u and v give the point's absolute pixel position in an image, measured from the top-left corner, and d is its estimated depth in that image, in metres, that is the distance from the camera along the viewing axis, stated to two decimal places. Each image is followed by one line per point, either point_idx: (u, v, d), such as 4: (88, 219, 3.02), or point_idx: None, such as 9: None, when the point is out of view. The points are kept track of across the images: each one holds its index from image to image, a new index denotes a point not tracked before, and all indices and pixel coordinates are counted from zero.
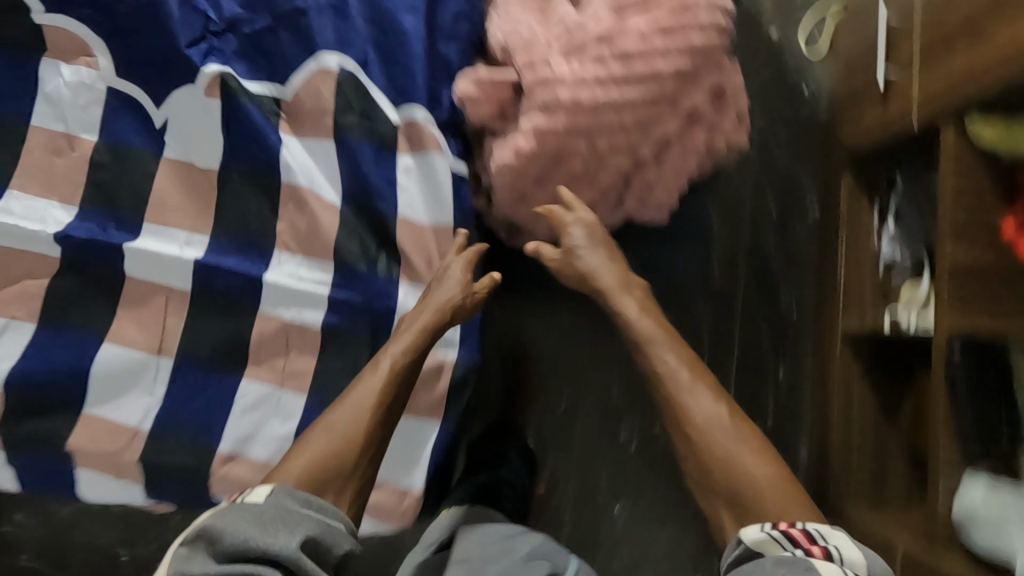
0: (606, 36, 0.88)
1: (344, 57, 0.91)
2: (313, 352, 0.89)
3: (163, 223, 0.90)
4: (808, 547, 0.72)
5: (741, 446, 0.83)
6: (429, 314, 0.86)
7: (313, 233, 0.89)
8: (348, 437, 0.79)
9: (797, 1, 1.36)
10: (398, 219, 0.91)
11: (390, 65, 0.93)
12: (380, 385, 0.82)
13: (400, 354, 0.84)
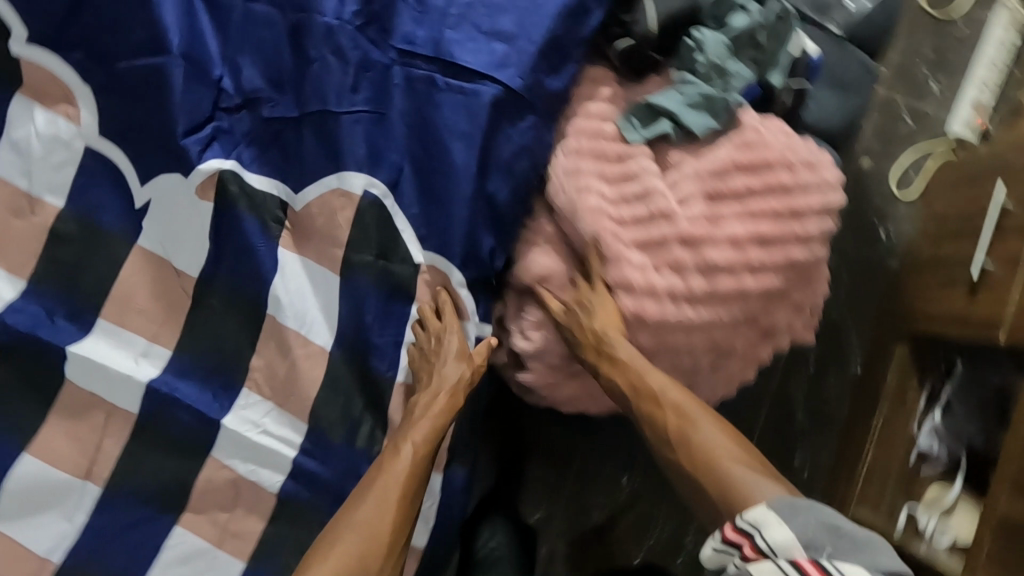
0: (693, 239, 0.73)
1: (372, 180, 0.76)
2: (262, 515, 0.76)
3: (122, 326, 0.76)
4: (744, 550, 0.60)
5: (752, 469, 0.66)
6: (447, 399, 0.74)
7: (291, 381, 0.76)
8: (371, 538, 0.66)
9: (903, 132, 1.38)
10: (395, 382, 0.78)
11: (428, 195, 0.77)
12: (404, 475, 0.70)
13: (424, 441, 0.72)
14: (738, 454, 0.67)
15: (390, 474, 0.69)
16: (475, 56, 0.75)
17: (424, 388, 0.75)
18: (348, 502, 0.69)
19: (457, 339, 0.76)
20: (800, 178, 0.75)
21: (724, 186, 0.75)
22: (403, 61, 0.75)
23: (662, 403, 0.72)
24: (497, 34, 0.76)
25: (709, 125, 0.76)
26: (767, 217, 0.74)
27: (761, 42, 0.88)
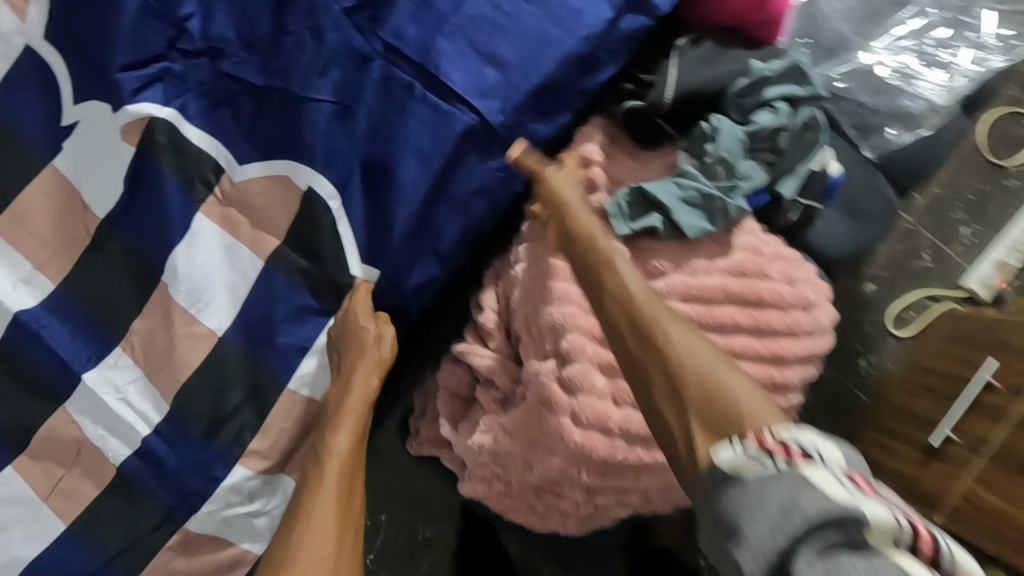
0: None
1: (318, 177, 0.70)
2: (100, 480, 0.72)
3: (9, 243, 0.69)
4: (790, 456, 0.49)
5: (693, 337, 0.59)
6: (375, 380, 0.71)
7: (166, 355, 0.72)
8: (318, 555, 0.60)
9: (919, 269, 1.43)
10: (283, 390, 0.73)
11: (374, 208, 0.71)
12: (337, 482, 0.66)
13: (349, 441, 0.69)
14: (701, 349, 0.58)
15: (325, 486, 0.66)
16: (462, 77, 0.67)
17: (339, 376, 0.72)
18: (283, 526, 0.63)
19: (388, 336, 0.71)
20: (775, 307, 0.71)
21: (708, 315, 0.69)
22: (389, 57, 0.68)
23: (629, 293, 0.63)
24: (496, 59, 0.68)
25: (695, 229, 0.70)
26: (746, 358, 0.70)
27: (780, 147, 0.76)
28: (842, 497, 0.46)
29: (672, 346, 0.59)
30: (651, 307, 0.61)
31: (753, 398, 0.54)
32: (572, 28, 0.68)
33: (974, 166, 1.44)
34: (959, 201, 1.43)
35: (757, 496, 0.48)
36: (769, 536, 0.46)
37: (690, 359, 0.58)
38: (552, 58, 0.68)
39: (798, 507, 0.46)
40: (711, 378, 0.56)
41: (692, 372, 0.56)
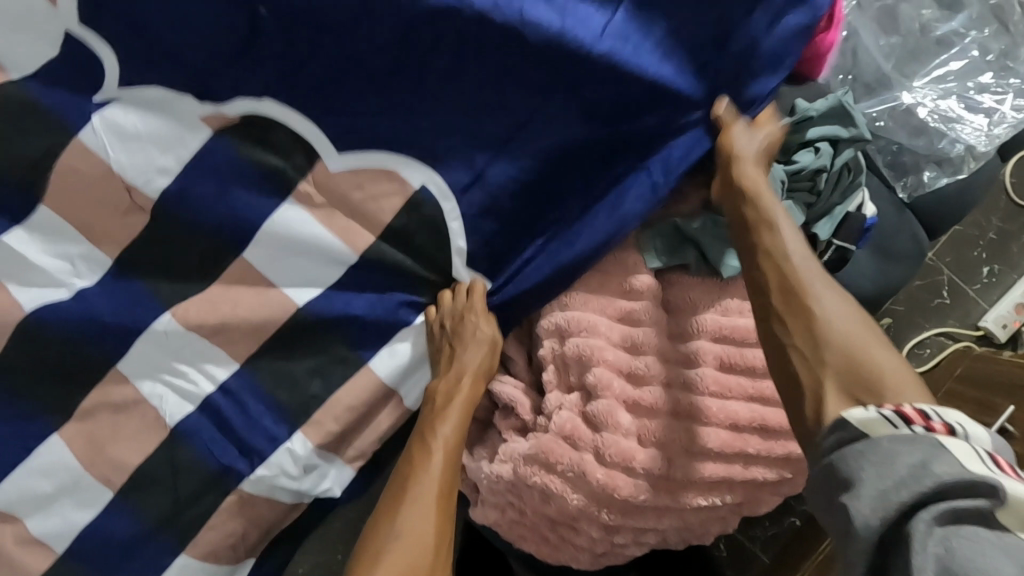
0: (691, 415, 0.66)
1: (431, 176, 0.68)
2: (114, 477, 0.69)
3: (59, 222, 0.67)
4: (932, 427, 0.48)
5: (852, 310, 0.58)
6: (471, 381, 0.69)
7: (198, 354, 0.69)
8: (415, 546, 0.62)
9: (933, 305, 1.41)
10: (364, 367, 0.71)
11: (411, 222, 0.69)
12: (439, 479, 0.66)
13: (454, 433, 0.68)
14: (854, 319, 0.58)
15: (425, 481, 0.66)
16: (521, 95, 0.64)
17: (447, 373, 0.70)
18: (387, 505, 0.66)
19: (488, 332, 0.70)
20: None
21: (739, 356, 0.67)
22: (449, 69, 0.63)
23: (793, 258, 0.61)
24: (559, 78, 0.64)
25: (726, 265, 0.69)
26: (774, 404, 0.67)
27: (820, 188, 0.75)
28: (980, 469, 0.44)
29: (820, 307, 0.58)
30: (811, 271, 0.60)
31: (902, 375, 0.53)
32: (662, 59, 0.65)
33: (997, 205, 1.42)
34: (981, 240, 1.42)
35: (884, 457, 0.47)
36: (890, 491, 0.45)
37: (840, 327, 0.57)
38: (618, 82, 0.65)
39: (930, 470, 0.44)
40: (856, 347, 0.55)
41: (833, 328, 0.57)
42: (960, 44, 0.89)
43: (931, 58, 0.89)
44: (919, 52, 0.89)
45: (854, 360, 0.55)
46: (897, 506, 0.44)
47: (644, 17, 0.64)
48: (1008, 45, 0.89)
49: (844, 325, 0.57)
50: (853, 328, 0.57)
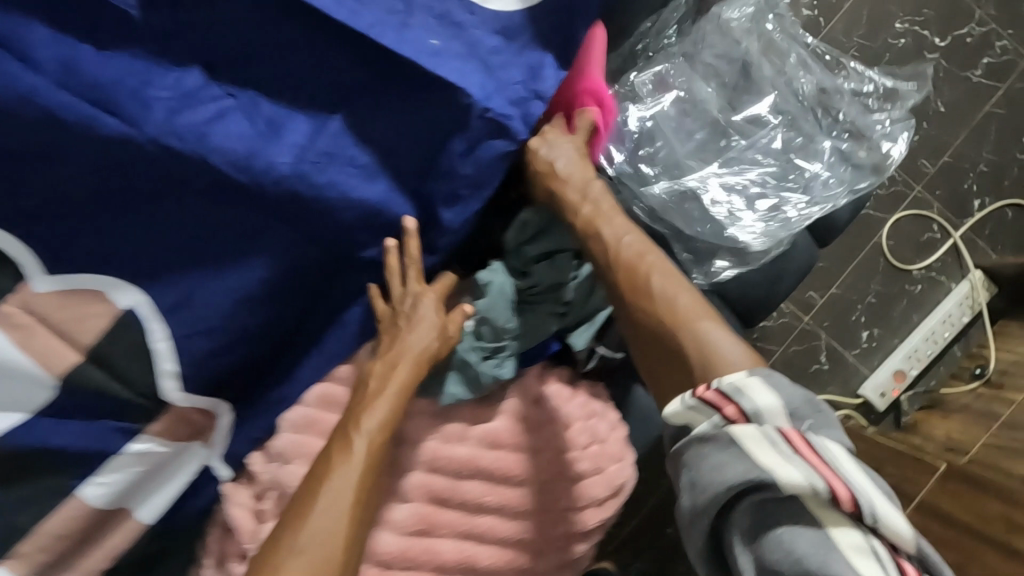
0: (394, 556, 0.64)
1: (144, 299, 0.65)
2: None
3: None
4: (726, 415, 0.53)
5: (676, 295, 0.65)
6: (410, 368, 0.67)
7: None
8: (320, 563, 0.58)
9: (810, 373, 1.37)
10: (71, 496, 0.67)
11: (120, 344, 0.65)
12: (358, 481, 0.62)
13: (382, 427, 0.64)
14: (683, 301, 0.65)
15: (341, 482, 0.61)
16: (227, 222, 0.64)
17: (383, 356, 0.67)
18: (291, 516, 0.60)
19: (433, 309, 0.68)
20: (542, 492, 0.68)
21: (452, 492, 0.66)
22: (151, 197, 0.62)
23: (617, 256, 0.69)
24: (262, 202, 0.64)
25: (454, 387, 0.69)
26: (495, 540, 0.67)
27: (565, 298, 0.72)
28: (766, 462, 0.48)
29: (655, 297, 0.65)
30: (626, 268, 0.69)
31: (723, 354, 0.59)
32: (372, 183, 0.67)
33: (876, 268, 1.38)
34: (861, 304, 1.38)
35: (694, 461, 0.53)
36: (696, 499, 0.51)
37: (666, 308, 0.64)
38: (326, 208, 0.65)
39: (722, 476, 0.50)
40: (680, 334, 0.62)
41: (660, 334, 0.63)
42: (760, 131, 0.87)
43: (722, 147, 0.86)
44: (709, 138, 0.87)
45: (677, 352, 0.62)
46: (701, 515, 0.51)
47: (354, 138, 0.66)
48: (805, 137, 0.89)
49: (675, 315, 0.64)
50: (683, 313, 0.63)
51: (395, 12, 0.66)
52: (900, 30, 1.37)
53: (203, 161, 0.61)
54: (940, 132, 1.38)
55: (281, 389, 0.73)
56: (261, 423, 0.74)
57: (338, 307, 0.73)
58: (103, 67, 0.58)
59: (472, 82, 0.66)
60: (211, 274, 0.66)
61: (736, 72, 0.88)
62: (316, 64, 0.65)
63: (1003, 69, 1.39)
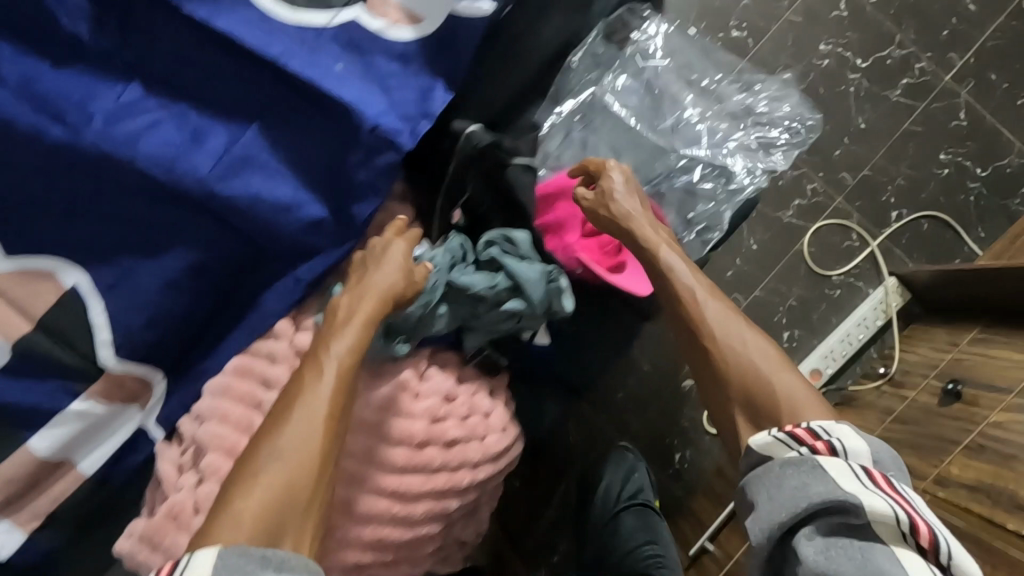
0: None
1: (86, 276, 0.76)
2: None
3: None
4: (816, 448, 0.71)
5: (759, 345, 0.83)
6: (374, 301, 0.75)
7: None
8: (292, 472, 0.66)
9: None
10: (20, 447, 0.78)
11: (62, 317, 0.76)
12: (328, 397, 0.70)
13: (348, 353, 0.72)
14: (767, 352, 0.83)
15: (312, 398, 0.69)
16: (158, 216, 0.76)
17: (352, 289, 0.76)
18: (268, 429, 0.69)
19: (400, 253, 0.78)
20: (417, 458, 0.77)
21: None
22: (95, 192, 0.74)
23: (709, 318, 0.85)
24: (186, 199, 0.75)
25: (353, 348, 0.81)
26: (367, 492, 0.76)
27: (483, 308, 0.81)
28: (849, 489, 0.66)
29: (740, 349, 0.83)
30: (716, 325, 0.84)
31: (799, 398, 0.78)
32: (282, 183, 0.77)
33: (798, 273, 1.47)
34: (783, 306, 1.47)
35: (778, 479, 0.71)
36: (779, 506, 0.70)
37: (747, 358, 0.82)
38: (238, 205, 0.75)
39: (807, 492, 0.68)
40: (758, 385, 0.80)
41: (736, 374, 0.82)
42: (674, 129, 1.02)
43: (638, 151, 1.02)
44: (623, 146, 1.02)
45: (752, 388, 0.81)
46: (782, 520, 0.69)
47: (266, 146, 0.77)
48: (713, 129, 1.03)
49: (760, 359, 0.82)
50: (762, 366, 0.81)
51: (306, 38, 0.78)
52: (824, 52, 1.47)
53: (131, 165, 0.72)
54: (861, 147, 1.48)
55: (204, 362, 0.84)
56: (188, 391, 0.84)
57: (254, 296, 0.81)
58: (54, 82, 0.71)
59: (368, 103, 0.77)
60: (139, 261, 0.77)
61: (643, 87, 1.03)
62: (237, 79, 0.77)
63: (921, 89, 1.48)
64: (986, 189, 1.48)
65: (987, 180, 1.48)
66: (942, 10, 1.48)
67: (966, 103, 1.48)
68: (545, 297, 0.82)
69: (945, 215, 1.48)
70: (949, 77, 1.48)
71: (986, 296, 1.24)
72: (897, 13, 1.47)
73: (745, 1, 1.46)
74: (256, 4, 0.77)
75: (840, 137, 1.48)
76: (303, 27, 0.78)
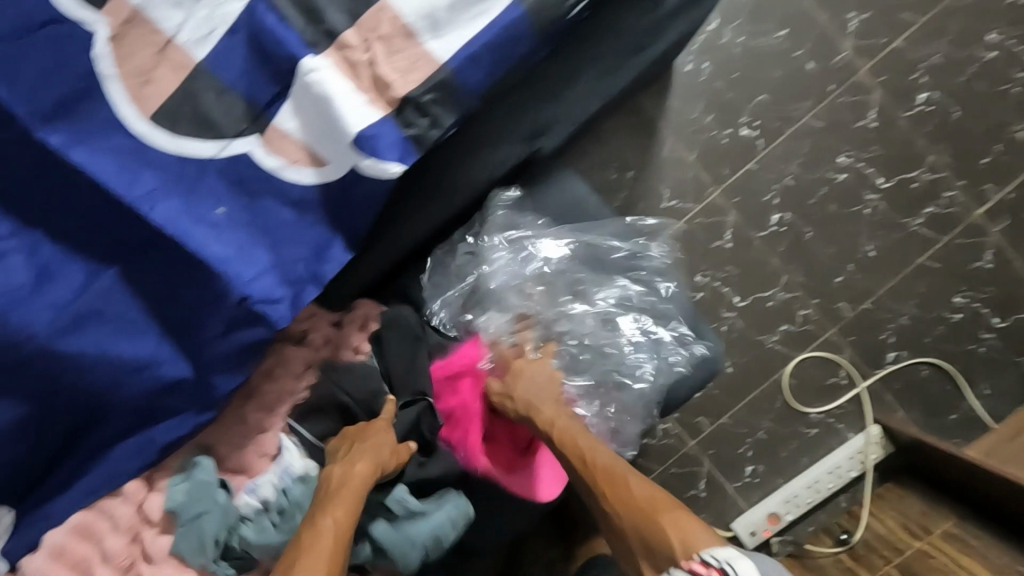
0: None
1: None
2: None
3: None
4: None
5: (619, 462, 0.76)
6: (367, 466, 0.73)
7: None
8: None
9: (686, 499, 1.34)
10: None
11: None
12: (321, 555, 0.65)
13: (343, 516, 0.68)
14: (619, 468, 0.74)
15: (306, 562, 0.64)
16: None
17: (339, 460, 0.74)
18: None
19: (382, 421, 0.78)
20: None
21: None
22: None
23: (595, 452, 0.77)
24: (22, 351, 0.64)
25: (192, 546, 0.71)
26: None
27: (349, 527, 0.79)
28: None
29: (621, 483, 0.73)
30: (593, 464, 0.75)
31: (661, 498, 0.70)
32: (140, 338, 0.67)
33: (772, 405, 1.33)
34: (749, 438, 1.34)
35: None
36: None
37: (619, 480, 0.73)
38: (86, 362, 0.66)
39: None
40: (649, 522, 0.68)
41: (629, 516, 0.70)
42: (594, 312, 0.90)
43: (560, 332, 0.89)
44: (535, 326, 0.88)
45: (639, 522, 0.69)
46: None
47: (125, 294, 0.67)
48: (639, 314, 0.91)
49: (631, 476, 0.74)
50: (633, 480, 0.73)
51: (183, 175, 0.66)
52: (842, 165, 1.30)
53: None
54: (866, 278, 1.32)
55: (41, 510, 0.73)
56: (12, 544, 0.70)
57: (99, 452, 0.71)
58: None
59: (245, 262, 0.66)
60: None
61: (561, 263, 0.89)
62: (93, 214, 0.66)
63: (945, 221, 1.31)
64: (999, 341, 1.33)
65: (1001, 331, 1.33)
66: (987, 134, 1.30)
67: (993, 243, 1.32)
68: (421, 549, 0.76)
69: (948, 365, 1.33)
70: (978, 212, 1.31)
71: (960, 479, 1.14)
72: (932, 132, 1.30)
73: (761, 96, 1.29)
74: (127, 127, 0.65)
75: (843, 263, 1.32)
76: (184, 157, 0.66)
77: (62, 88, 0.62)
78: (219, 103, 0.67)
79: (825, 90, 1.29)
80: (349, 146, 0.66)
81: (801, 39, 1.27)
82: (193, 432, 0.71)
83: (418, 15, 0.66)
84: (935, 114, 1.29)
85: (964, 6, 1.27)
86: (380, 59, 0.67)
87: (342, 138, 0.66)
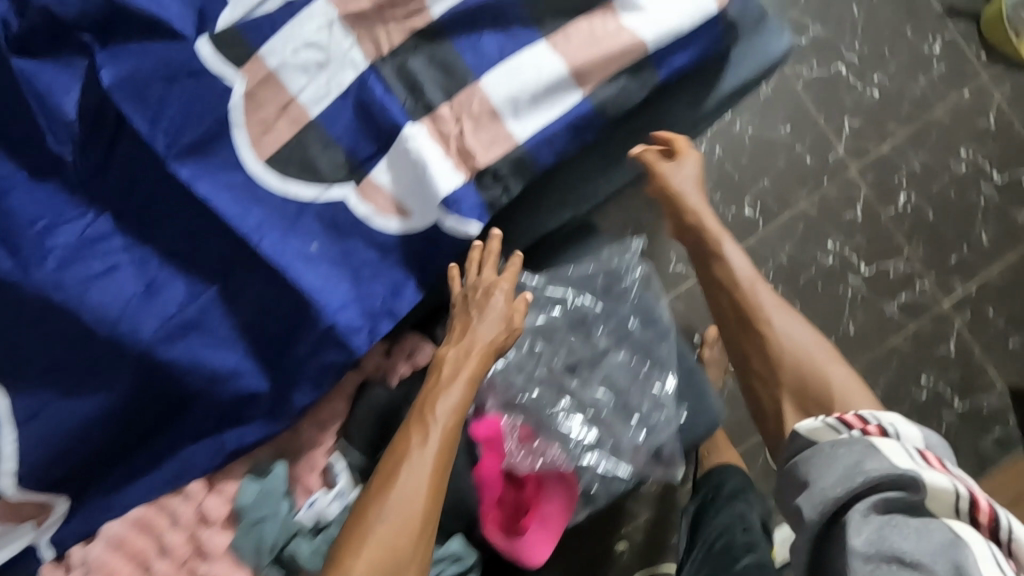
0: None
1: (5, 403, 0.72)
2: None
3: None
4: (867, 429, 0.58)
5: (802, 328, 0.78)
6: (478, 359, 0.79)
7: None
8: (407, 521, 0.68)
9: None
10: None
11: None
12: (433, 457, 0.72)
13: (458, 405, 0.76)
14: (810, 340, 0.77)
15: (421, 454, 0.72)
16: (94, 358, 0.74)
17: (455, 344, 0.80)
18: (380, 484, 0.70)
19: (500, 306, 0.81)
20: None
21: None
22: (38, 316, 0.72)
23: (749, 295, 0.80)
24: (123, 347, 0.73)
25: (249, 548, 0.76)
26: None
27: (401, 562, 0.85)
28: (905, 464, 0.53)
29: (778, 327, 0.78)
30: (767, 297, 0.80)
31: (833, 363, 0.74)
32: (225, 351, 0.76)
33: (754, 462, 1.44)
34: None
35: (825, 460, 0.56)
36: (831, 484, 0.54)
37: (791, 344, 0.77)
38: (176, 364, 0.74)
39: (862, 467, 0.53)
40: (809, 369, 0.74)
41: (788, 357, 0.76)
42: (590, 368, 0.96)
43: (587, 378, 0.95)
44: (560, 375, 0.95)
45: (776, 351, 0.76)
46: (835, 497, 0.53)
47: (219, 313, 0.76)
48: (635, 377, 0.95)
49: (802, 343, 0.76)
50: (802, 339, 0.76)
51: (287, 213, 0.76)
52: (830, 249, 1.46)
53: (72, 315, 0.72)
54: (845, 351, 1.46)
55: (105, 497, 0.78)
56: (67, 531, 0.78)
57: (171, 449, 0.78)
58: (27, 202, 0.72)
59: (333, 295, 0.76)
60: (51, 399, 0.74)
61: (567, 314, 0.96)
62: (203, 237, 0.75)
63: (916, 308, 1.47)
64: (959, 421, 1.47)
65: (962, 412, 1.47)
66: (956, 236, 1.47)
67: (957, 332, 1.47)
68: None
69: None
70: (945, 303, 1.47)
71: None
72: (910, 229, 1.47)
73: (764, 181, 1.45)
74: (245, 167, 0.75)
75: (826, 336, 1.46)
76: (288, 199, 0.76)
77: (198, 130, 0.73)
78: (324, 153, 0.77)
79: (820, 182, 1.46)
80: (437, 206, 0.77)
81: (802, 135, 1.45)
82: (259, 441, 0.78)
83: (504, 100, 0.78)
84: (912, 214, 1.47)
85: (941, 124, 1.47)
86: (468, 132, 0.78)
87: (431, 197, 0.77)
